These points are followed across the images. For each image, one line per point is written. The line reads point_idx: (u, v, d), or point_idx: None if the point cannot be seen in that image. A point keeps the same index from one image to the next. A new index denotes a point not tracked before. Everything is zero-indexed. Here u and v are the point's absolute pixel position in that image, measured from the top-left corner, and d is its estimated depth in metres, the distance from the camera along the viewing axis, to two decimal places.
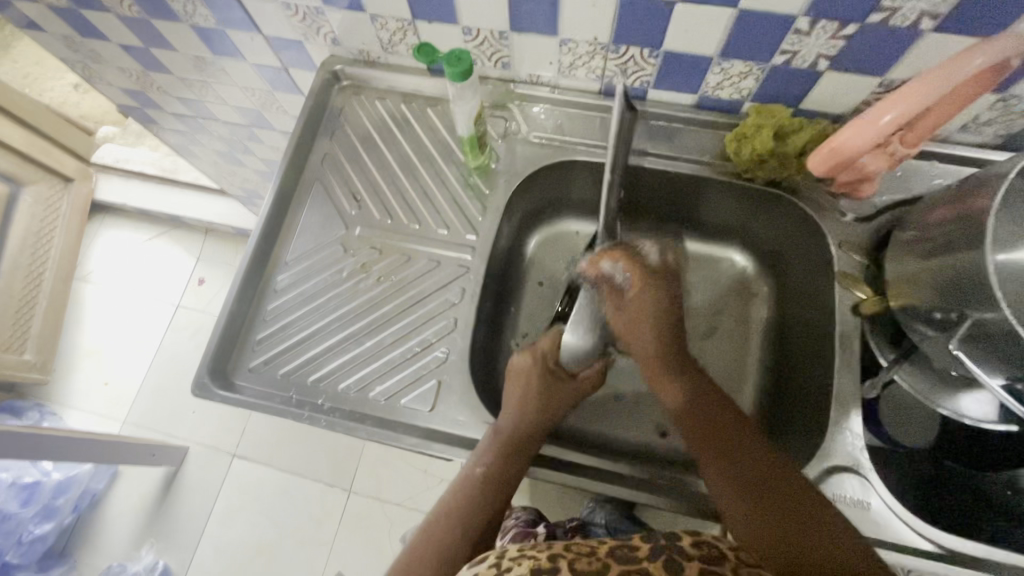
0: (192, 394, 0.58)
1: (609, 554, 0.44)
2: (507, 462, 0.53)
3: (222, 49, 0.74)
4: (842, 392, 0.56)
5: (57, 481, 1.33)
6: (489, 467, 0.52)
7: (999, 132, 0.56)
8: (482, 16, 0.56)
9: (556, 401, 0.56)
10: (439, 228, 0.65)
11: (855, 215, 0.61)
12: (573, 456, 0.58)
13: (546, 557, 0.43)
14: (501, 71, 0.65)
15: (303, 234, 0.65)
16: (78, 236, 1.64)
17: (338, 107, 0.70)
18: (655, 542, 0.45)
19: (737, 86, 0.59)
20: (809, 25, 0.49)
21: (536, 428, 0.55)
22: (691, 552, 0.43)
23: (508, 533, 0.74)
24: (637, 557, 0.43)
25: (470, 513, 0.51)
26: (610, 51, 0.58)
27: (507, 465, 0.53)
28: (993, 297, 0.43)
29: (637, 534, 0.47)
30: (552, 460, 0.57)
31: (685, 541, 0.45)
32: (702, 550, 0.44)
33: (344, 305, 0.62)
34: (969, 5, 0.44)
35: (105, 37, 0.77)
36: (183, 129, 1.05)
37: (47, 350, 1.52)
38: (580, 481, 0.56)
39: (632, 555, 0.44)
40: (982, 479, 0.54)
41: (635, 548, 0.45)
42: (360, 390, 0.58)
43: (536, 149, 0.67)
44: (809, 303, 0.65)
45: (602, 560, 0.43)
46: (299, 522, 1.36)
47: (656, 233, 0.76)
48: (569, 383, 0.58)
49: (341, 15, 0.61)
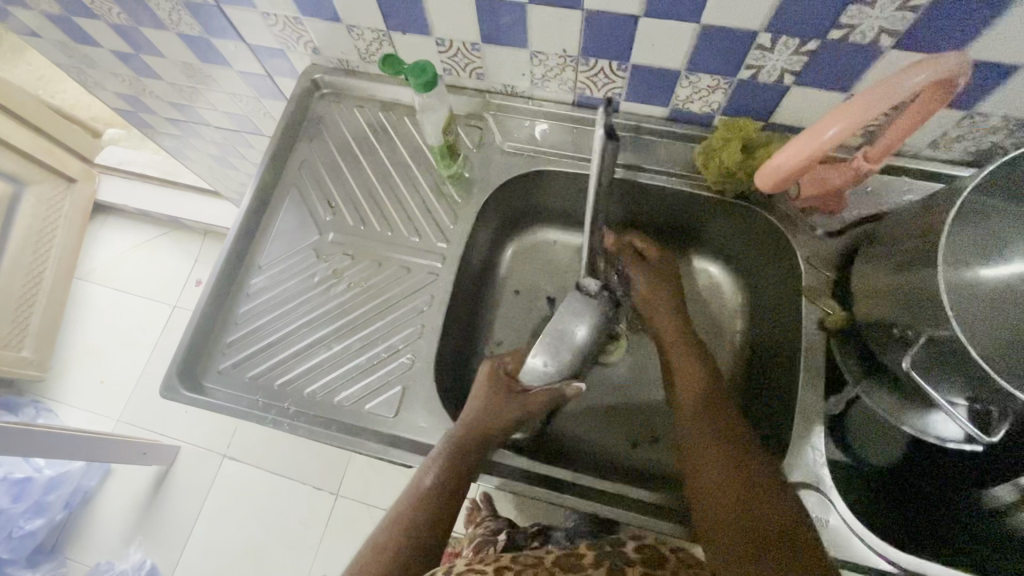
0: (161, 394, 0.59)
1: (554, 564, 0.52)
2: (452, 475, 0.52)
3: (209, 57, 0.75)
4: (807, 407, 0.55)
5: (49, 477, 1.36)
6: (429, 479, 0.52)
7: (968, 148, 0.55)
8: (454, 27, 0.57)
9: (507, 414, 0.56)
10: (411, 236, 0.66)
11: (824, 230, 0.60)
12: (528, 464, 0.58)
13: (493, 570, 0.50)
14: (476, 82, 0.66)
15: (276, 239, 0.66)
16: (80, 235, 1.67)
17: (318, 114, 0.71)
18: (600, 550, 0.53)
19: (706, 99, 0.59)
20: (771, 41, 0.50)
21: (483, 443, 0.54)
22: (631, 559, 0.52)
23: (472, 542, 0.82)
24: (580, 564, 0.51)
25: (420, 527, 0.50)
26: (580, 64, 0.58)
27: (449, 475, 0.52)
28: (946, 316, 0.43)
29: (584, 545, 0.55)
30: (513, 470, 0.58)
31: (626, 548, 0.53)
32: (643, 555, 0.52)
33: (314, 310, 0.63)
34: (927, 22, 0.44)
35: (97, 43, 0.79)
36: (178, 133, 1.07)
37: (45, 347, 1.55)
38: (545, 493, 0.56)
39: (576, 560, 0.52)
40: (946, 500, 0.54)
41: (579, 557, 0.52)
42: (326, 395, 0.59)
43: (511, 158, 0.67)
44: (779, 318, 0.65)
45: (547, 569, 0.50)
46: (286, 526, 1.37)
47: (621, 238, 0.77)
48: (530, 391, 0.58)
49: (318, 25, 0.62)
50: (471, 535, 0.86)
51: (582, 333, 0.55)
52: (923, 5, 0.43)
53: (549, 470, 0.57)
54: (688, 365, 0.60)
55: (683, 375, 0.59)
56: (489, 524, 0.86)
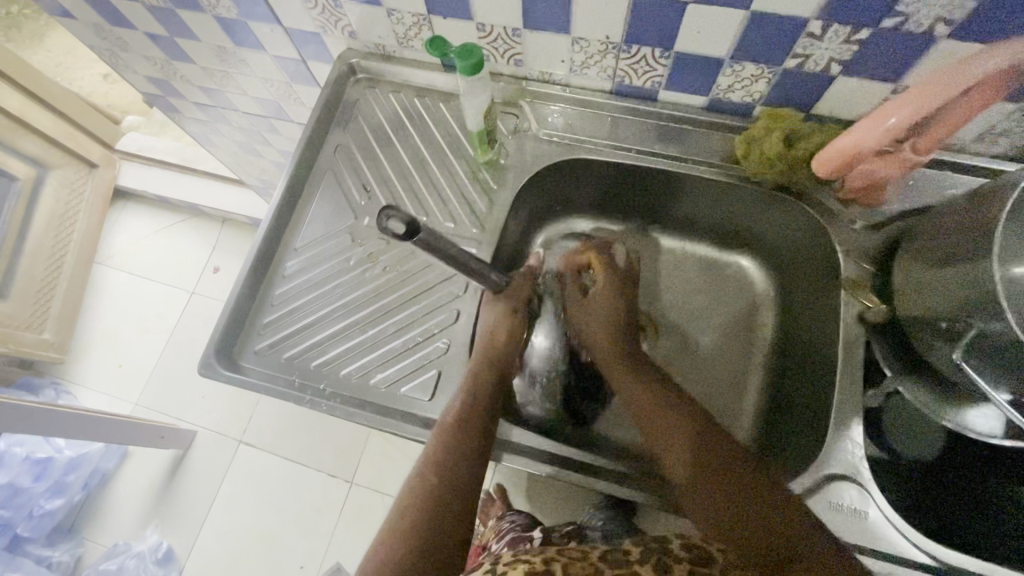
0: (198, 372, 0.59)
1: (602, 559, 0.50)
2: (460, 507, 0.49)
3: (244, 41, 0.75)
4: (845, 401, 0.55)
5: (69, 458, 1.37)
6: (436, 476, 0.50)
7: (1014, 143, 0.55)
8: (497, 12, 0.57)
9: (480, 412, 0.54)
10: (446, 222, 0.66)
11: (864, 223, 0.60)
12: (539, 443, 0.58)
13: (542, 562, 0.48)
14: (514, 69, 0.66)
15: (311, 222, 0.67)
16: (100, 220, 1.68)
17: (353, 98, 0.71)
18: (648, 550, 0.51)
19: (748, 89, 0.59)
20: (821, 29, 0.49)
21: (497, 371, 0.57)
22: (680, 555, 0.50)
23: (503, 538, 0.82)
24: (629, 561, 0.50)
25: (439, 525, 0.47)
26: (621, 51, 0.58)
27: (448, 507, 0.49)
28: (999, 309, 0.43)
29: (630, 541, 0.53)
30: (535, 453, 0.58)
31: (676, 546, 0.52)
32: (693, 555, 0.50)
33: (349, 293, 0.63)
34: (985, 12, 0.44)
35: (132, 25, 0.80)
36: (204, 119, 1.07)
37: (65, 330, 1.57)
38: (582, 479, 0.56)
39: (624, 559, 0.50)
40: (984, 496, 0.54)
41: (627, 553, 0.51)
42: (361, 377, 0.59)
43: (546, 146, 0.67)
44: (813, 313, 0.65)
45: (592, 565, 0.49)
46: (301, 512, 1.38)
47: (632, 232, 0.77)
48: (488, 372, 0.56)
49: (358, 9, 0.62)
50: (499, 530, 0.86)
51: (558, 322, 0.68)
52: None
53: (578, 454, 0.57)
54: (657, 396, 0.58)
55: (646, 409, 0.58)
56: (516, 521, 0.86)
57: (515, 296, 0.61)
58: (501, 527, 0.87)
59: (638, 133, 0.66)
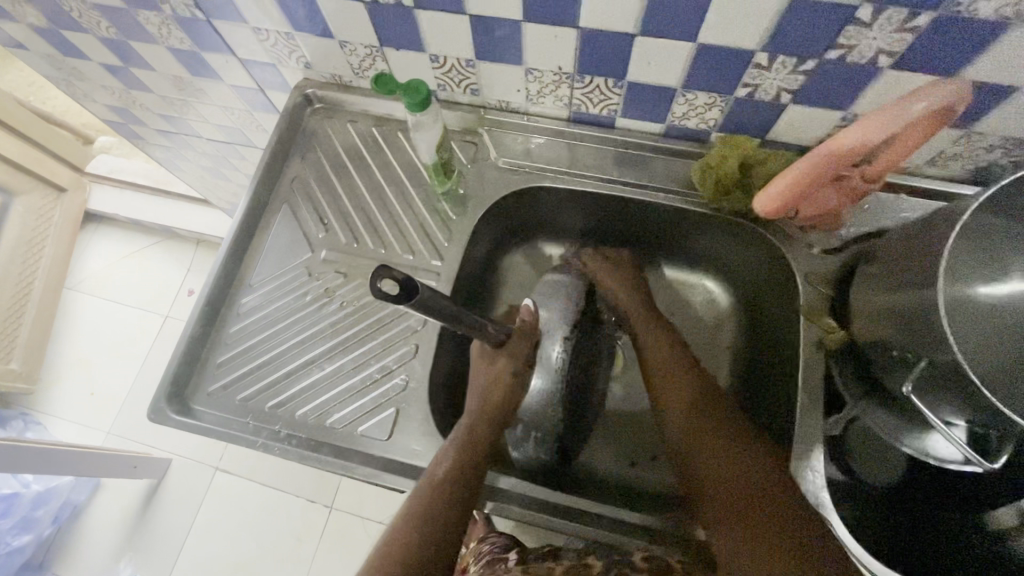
0: (148, 418, 0.57)
1: None
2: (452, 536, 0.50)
3: (200, 70, 0.74)
4: (806, 430, 0.55)
5: (36, 493, 1.33)
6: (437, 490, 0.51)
7: (966, 166, 0.55)
8: (448, 43, 0.57)
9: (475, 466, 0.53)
10: (406, 253, 0.65)
11: (823, 248, 0.60)
12: (523, 487, 0.57)
13: None
14: (470, 98, 0.65)
15: (267, 257, 0.65)
16: (70, 245, 1.65)
17: (311, 128, 0.71)
18: None
19: (702, 116, 0.58)
20: (768, 60, 0.49)
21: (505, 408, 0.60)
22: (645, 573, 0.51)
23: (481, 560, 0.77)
24: None
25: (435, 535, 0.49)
26: (575, 81, 0.58)
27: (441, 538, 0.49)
28: (946, 340, 0.43)
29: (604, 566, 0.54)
30: (511, 494, 0.57)
31: None
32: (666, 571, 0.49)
33: (306, 330, 0.62)
34: (922, 45, 0.44)
35: (86, 56, 0.78)
36: (168, 145, 1.06)
37: (33, 359, 1.53)
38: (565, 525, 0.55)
39: None
40: (950, 521, 0.53)
41: None
42: (318, 417, 0.58)
43: (505, 174, 0.67)
44: (778, 338, 0.64)
45: None
46: (279, 540, 1.35)
47: None
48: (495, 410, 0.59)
49: (311, 40, 0.62)
50: (479, 552, 0.81)
51: (559, 353, 0.65)
52: (921, 27, 0.42)
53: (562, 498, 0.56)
54: (679, 376, 0.62)
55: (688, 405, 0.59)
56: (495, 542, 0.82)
57: (513, 356, 0.61)
58: (483, 549, 0.81)
59: (597, 160, 0.66)
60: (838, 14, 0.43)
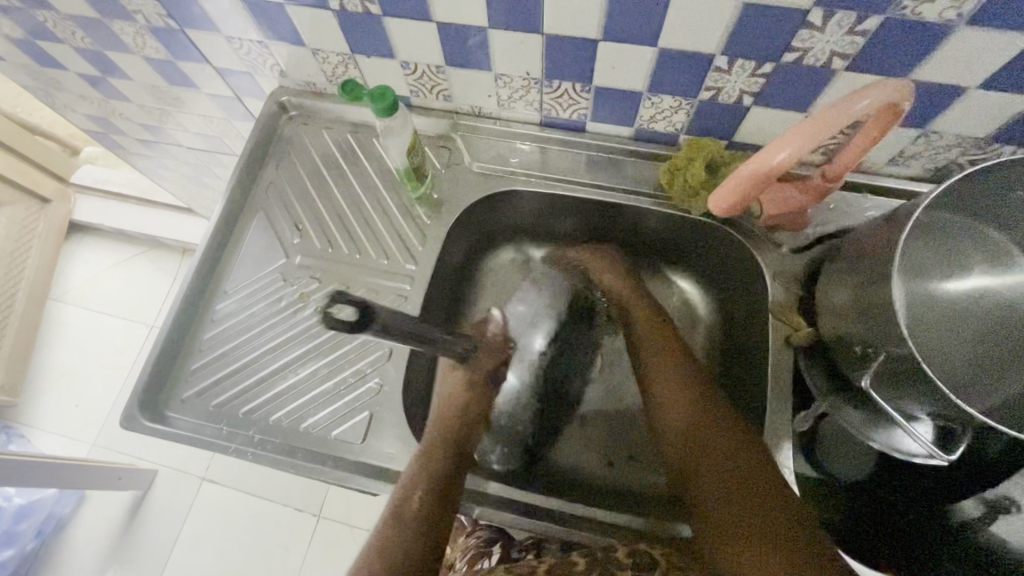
0: (121, 425, 0.57)
1: None
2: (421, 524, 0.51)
3: (176, 79, 0.75)
4: (774, 427, 0.56)
5: (18, 506, 1.33)
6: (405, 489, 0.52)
7: (926, 165, 0.57)
8: (418, 50, 0.57)
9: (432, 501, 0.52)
10: (380, 258, 0.65)
11: (790, 247, 0.61)
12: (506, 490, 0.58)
13: None
14: (443, 104, 0.66)
15: (242, 263, 0.65)
16: (54, 256, 1.64)
17: (286, 135, 0.71)
18: None
19: (670, 119, 0.60)
20: (728, 64, 0.50)
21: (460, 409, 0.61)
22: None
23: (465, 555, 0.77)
24: None
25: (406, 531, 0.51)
26: (544, 86, 0.59)
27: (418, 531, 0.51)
28: (903, 334, 0.44)
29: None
30: (500, 500, 0.58)
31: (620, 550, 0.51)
32: None
33: (281, 335, 0.62)
34: (873, 48, 0.45)
35: (63, 66, 0.79)
36: (149, 154, 1.06)
37: (16, 371, 1.51)
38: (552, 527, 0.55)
39: None
40: (916, 514, 0.54)
41: None
42: (292, 421, 0.58)
43: (479, 179, 0.67)
44: (751, 336, 0.65)
45: None
46: (266, 550, 1.34)
47: None
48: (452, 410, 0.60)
49: (284, 49, 0.62)
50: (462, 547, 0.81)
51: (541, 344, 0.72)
52: (870, 30, 0.44)
53: (546, 500, 0.57)
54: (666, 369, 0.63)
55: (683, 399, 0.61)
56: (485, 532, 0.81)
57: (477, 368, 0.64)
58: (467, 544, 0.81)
59: (569, 163, 0.67)
60: (791, 18, 0.44)
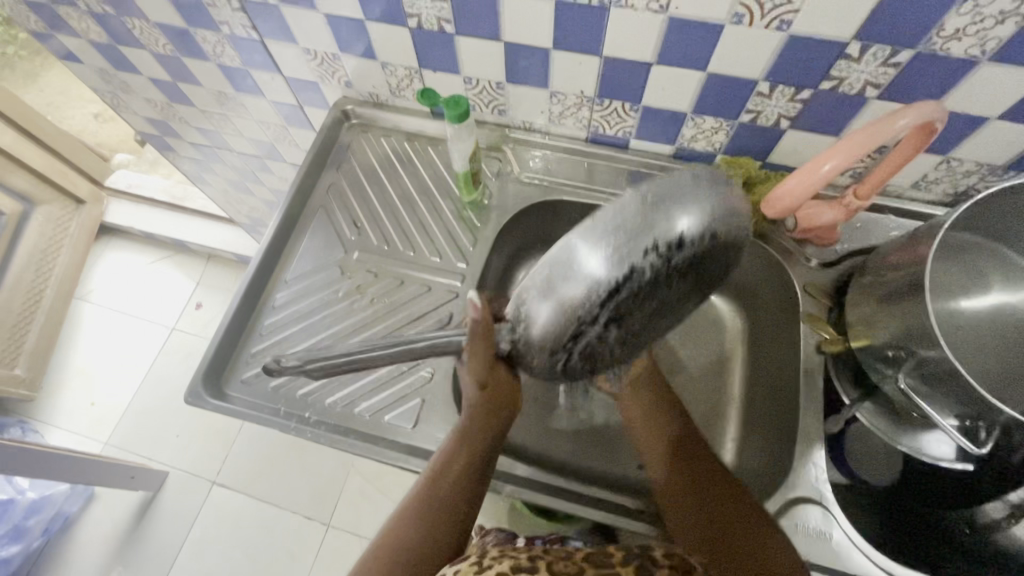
0: (184, 401, 0.60)
1: (585, 558, 0.51)
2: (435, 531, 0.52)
3: (243, 86, 0.80)
4: (807, 428, 0.59)
5: (31, 500, 1.30)
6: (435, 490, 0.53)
7: (946, 190, 0.62)
8: (482, 66, 0.63)
9: (451, 501, 0.53)
10: (432, 256, 0.70)
11: (819, 260, 0.65)
12: (541, 476, 0.61)
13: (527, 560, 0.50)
14: (497, 117, 0.71)
15: (302, 256, 0.69)
16: (83, 255, 1.68)
17: (346, 141, 0.76)
18: (627, 552, 0.51)
19: (709, 140, 0.65)
20: (769, 89, 0.56)
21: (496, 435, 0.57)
22: (660, 561, 0.49)
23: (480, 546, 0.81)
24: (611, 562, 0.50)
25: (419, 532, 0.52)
26: (595, 104, 0.64)
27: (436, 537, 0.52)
28: (933, 336, 0.47)
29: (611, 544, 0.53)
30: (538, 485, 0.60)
31: (656, 551, 0.51)
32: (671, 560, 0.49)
33: (336, 324, 0.65)
34: (904, 78, 0.50)
35: (137, 70, 0.84)
36: (198, 158, 1.11)
37: (38, 366, 1.53)
38: (589, 512, 0.58)
39: (607, 560, 0.50)
40: (943, 515, 0.56)
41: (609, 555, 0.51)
42: (346, 406, 0.61)
43: (527, 188, 0.72)
44: (780, 349, 0.68)
45: (575, 565, 0.50)
46: (274, 557, 1.33)
47: None
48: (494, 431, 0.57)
49: (355, 61, 0.68)
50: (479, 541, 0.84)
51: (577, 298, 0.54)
52: (903, 62, 0.49)
53: (577, 488, 0.60)
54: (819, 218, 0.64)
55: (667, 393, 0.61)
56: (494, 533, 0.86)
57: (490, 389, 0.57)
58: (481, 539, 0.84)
59: (611, 177, 0.72)
60: (832, 49, 0.50)
